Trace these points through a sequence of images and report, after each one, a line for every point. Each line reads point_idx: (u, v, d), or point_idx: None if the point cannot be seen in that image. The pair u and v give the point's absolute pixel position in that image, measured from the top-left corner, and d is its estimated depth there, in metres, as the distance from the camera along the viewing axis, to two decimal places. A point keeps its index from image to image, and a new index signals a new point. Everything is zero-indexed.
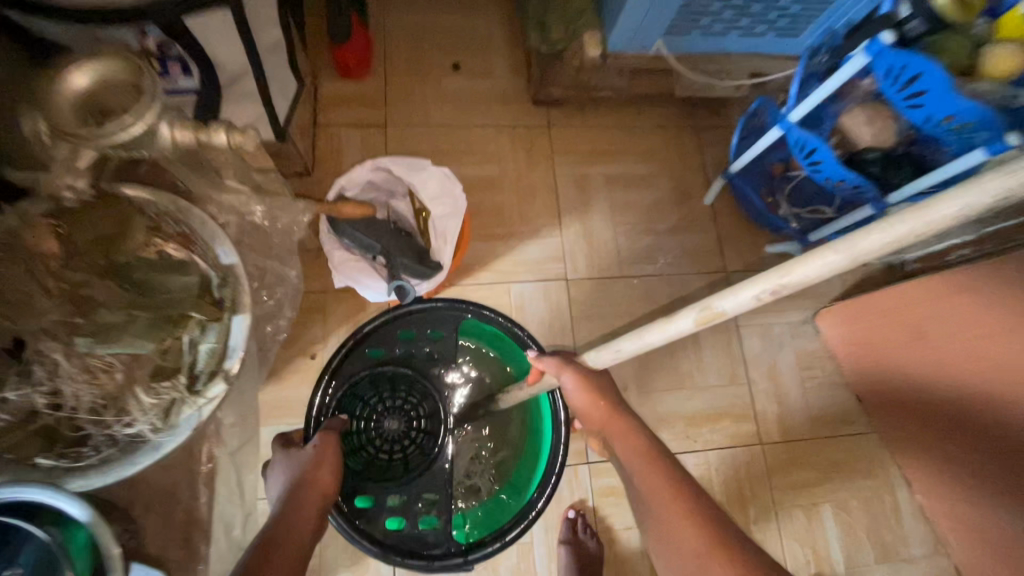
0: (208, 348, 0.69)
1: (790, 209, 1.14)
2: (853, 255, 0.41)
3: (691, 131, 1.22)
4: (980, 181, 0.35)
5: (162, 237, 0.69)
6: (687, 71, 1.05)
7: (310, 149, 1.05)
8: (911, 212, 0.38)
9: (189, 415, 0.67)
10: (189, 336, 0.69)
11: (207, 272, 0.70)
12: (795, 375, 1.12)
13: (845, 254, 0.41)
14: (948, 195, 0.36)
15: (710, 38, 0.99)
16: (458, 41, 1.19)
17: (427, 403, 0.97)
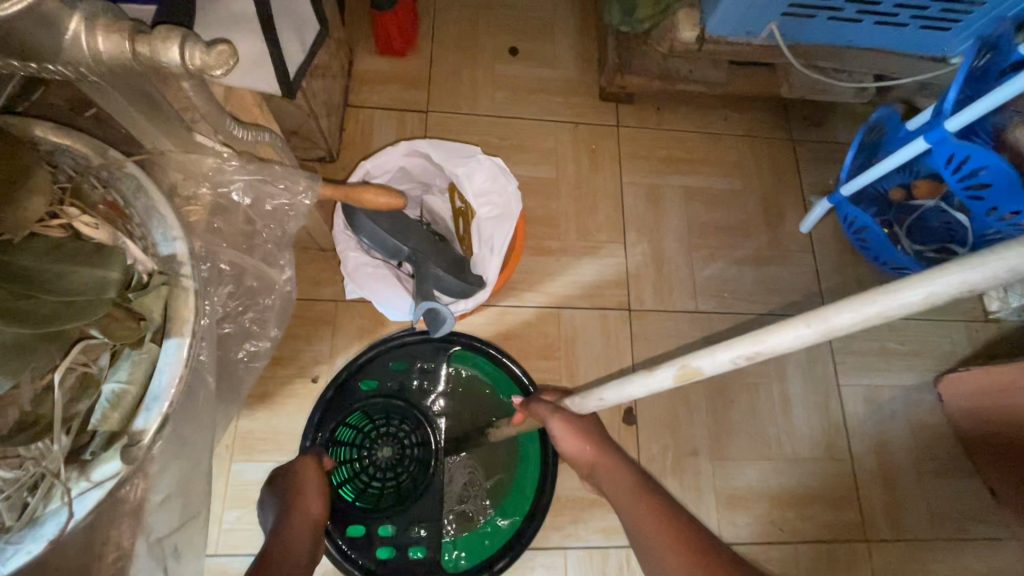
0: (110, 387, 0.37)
1: (910, 246, 0.91)
2: (810, 335, 0.36)
3: (787, 144, 1.02)
4: (950, 269, 0.30)
5: (80, 204, 0.38)
6: (800, 66, 0.85)
7: (337, 132, 0.89)
8: (873, 295, 0.33)
9: (54, 511, 0.34)
10: (93, 365, 0.37)
11: (138, 265, 0.38)
12: (909, 454, 0.89)
13: (816, 329, 0.36)
14: (909, 279, 0.32)
15: (837, 24, 0.79)
16: (518, 24, 1.02)
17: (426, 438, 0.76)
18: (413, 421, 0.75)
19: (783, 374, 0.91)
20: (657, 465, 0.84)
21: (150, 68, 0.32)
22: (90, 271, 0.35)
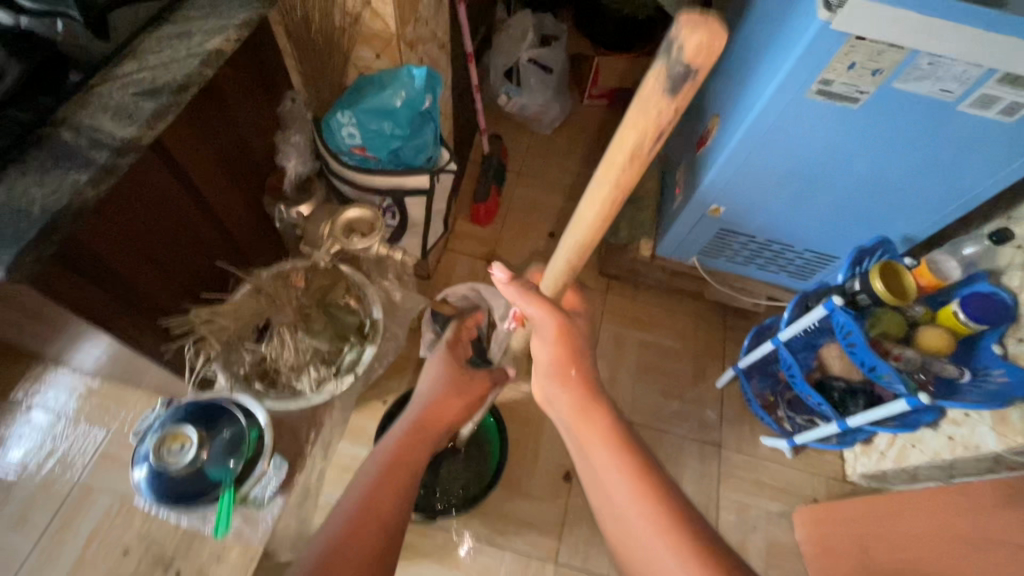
0: (351, 355, 0.90)
1: (786, 412, 1.34)
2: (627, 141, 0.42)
3: (719, 326, 1.52)
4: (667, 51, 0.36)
5: (350, 295, 0.96)
6: (716, 281, 1.39)
7: (435, 263, 1.51)
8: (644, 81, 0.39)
9: (328, 389, 0.85)
10: (347, 348, 0.92)
11: (366, 318, 0.94)
12: (761, 558, 1.24)
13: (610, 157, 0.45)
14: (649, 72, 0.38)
15: (733, 264, 1.35)
16: (560, 219, 1.65)
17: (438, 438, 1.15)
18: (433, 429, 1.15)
19: (680, 478, 1.32)
20: (578, 513, 1.25)
21: (381, 255, 0.94)
22: (353, 318, 0.93)
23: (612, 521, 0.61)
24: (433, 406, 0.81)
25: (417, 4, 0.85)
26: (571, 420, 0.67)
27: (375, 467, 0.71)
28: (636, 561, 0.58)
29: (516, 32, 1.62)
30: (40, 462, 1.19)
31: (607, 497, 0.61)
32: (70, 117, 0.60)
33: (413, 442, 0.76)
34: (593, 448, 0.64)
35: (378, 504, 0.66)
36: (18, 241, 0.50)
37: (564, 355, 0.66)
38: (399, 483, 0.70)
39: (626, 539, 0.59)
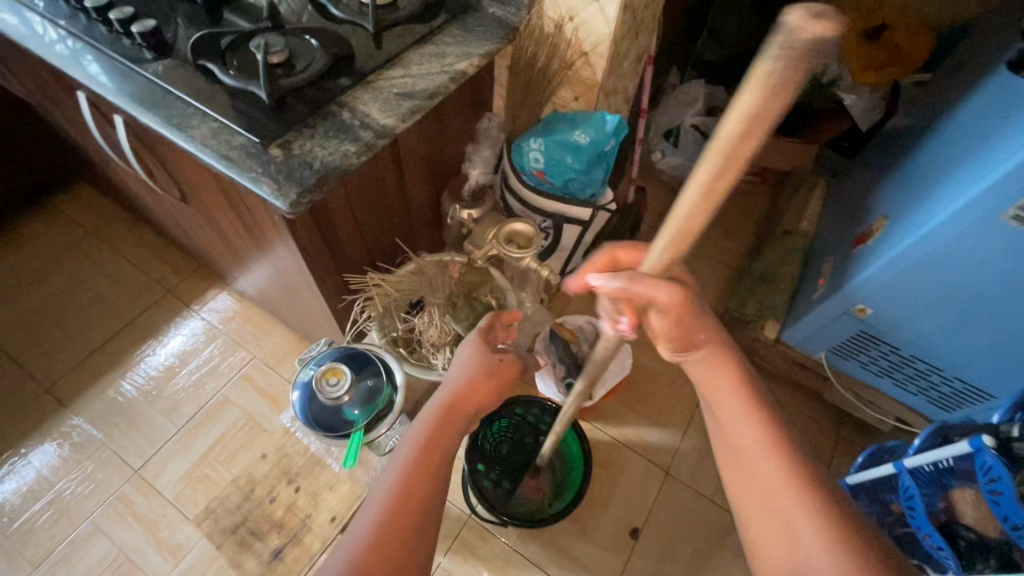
0: None
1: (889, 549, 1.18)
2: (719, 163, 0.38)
3: (832, 433, 1.41)
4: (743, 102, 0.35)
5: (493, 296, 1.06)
6: (840, 385, 1.31)
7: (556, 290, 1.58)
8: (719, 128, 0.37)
9: None
10: None
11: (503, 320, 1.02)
12: None
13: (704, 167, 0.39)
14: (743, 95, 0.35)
15: (865, 372, 1.26)
16: (684, 280, 1.66)
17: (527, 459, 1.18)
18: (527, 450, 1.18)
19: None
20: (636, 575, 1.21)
21: (527, 269, 1.02)
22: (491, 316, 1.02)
23: (734, 469, 0.61)
24: (461, 392, 0.75)
25: (623, 61, 0.94)
26: (697, 375, 0.68)
27: (403, 457, 0.66)
28: (751, 505, 0.58)
29: (686, 98, 1.72)
30: (197, 365, 1.41)
31: (738, 446, 0.61)
32: (349, 100, 0.75)
33: (440, 428, 0.70)
34: (722, 399, 0.64)
35: (407, 501, 0.61)
36: (300, 183, 0.64)
37: (691, 330, 0.63)
38: (429, 476, 0.64)
39: (746, 485, 0.59)
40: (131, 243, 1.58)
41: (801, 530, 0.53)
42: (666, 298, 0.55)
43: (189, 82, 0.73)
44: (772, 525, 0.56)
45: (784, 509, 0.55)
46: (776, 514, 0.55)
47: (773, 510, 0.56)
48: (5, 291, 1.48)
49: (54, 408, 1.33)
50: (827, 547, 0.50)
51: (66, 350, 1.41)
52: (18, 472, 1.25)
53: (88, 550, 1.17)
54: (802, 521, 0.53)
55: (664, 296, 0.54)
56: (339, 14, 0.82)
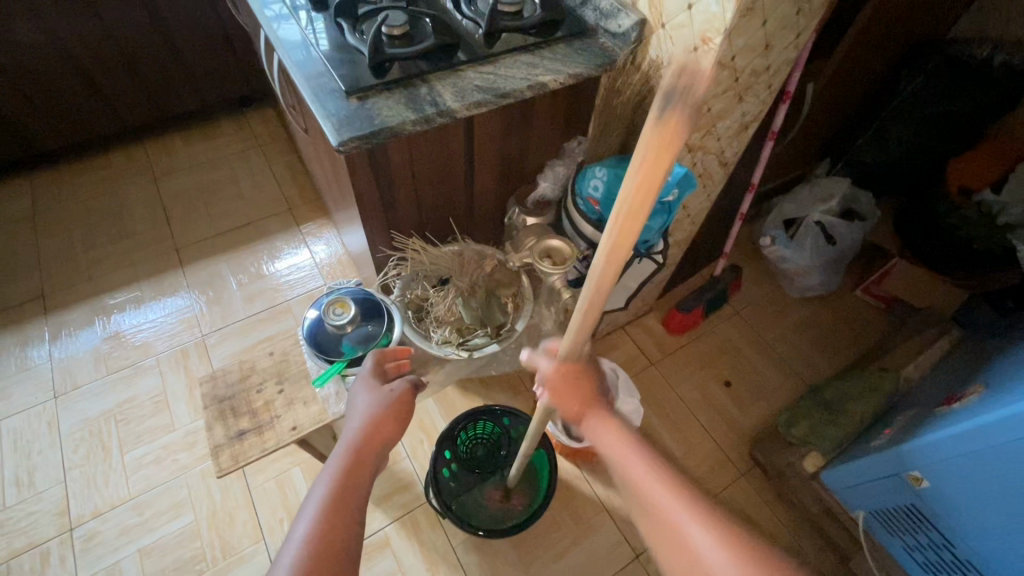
0: (478, 338, 1.03)
1: None
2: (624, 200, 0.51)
3: None
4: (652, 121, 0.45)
5: (512, 301, 1.09)
6: (869, 552, 1.12)
7: (605, 333, 1.55)
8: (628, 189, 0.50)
9: (446, 348, 1.01)
10: (480, 332, 1.05)
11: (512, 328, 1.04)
12: None
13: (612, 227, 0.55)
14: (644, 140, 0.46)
15: (909, 558, 1.03)
16: (747, 376, 1.51)
17: (495, 471, 1.17)
18: (499, 460, 1.18)
19: None
20: None
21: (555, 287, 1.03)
22: (502, 317, 1.05)
23: (643, 519, 0.64)
24: (368, 434, 0.71)
25: (719, 120, 0.91)
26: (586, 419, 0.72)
27: (314, 510, 0.61)
28: (673, 551, 0.61)
29: (823, 192, 1.57)
30: (283, 274, 1.65)
31: (641, 494, 0.64)
32: (434, 80, 0.84)
33: (348, 474, 0.66)
34: (614, 455, 0.69)
35: (319, 559, 0.57)
36: (355, 130, 0.74)
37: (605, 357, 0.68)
38: (341, 529, 0.60)
39: (663, 536, 0.61)
40: (282, 161, 1.90)
41: (712, 552, 0.57)
42: (574, 323, 0.66)
43: (325, 32, 0.89)
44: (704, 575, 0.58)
45: (694, 545, 0.59)
46: (691, 550, 0.59)
47: (683, 543, 0.60)
48: (184, 166, 1.87)
49: (173, 263, 1.65)
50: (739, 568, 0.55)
51: (202, 225, 1.73)
52: (146, 308, 1.55)
53: (144, 378, 1.42)
54: (715, 555, 0.57)
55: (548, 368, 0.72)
56: (466, 11, 0.93)
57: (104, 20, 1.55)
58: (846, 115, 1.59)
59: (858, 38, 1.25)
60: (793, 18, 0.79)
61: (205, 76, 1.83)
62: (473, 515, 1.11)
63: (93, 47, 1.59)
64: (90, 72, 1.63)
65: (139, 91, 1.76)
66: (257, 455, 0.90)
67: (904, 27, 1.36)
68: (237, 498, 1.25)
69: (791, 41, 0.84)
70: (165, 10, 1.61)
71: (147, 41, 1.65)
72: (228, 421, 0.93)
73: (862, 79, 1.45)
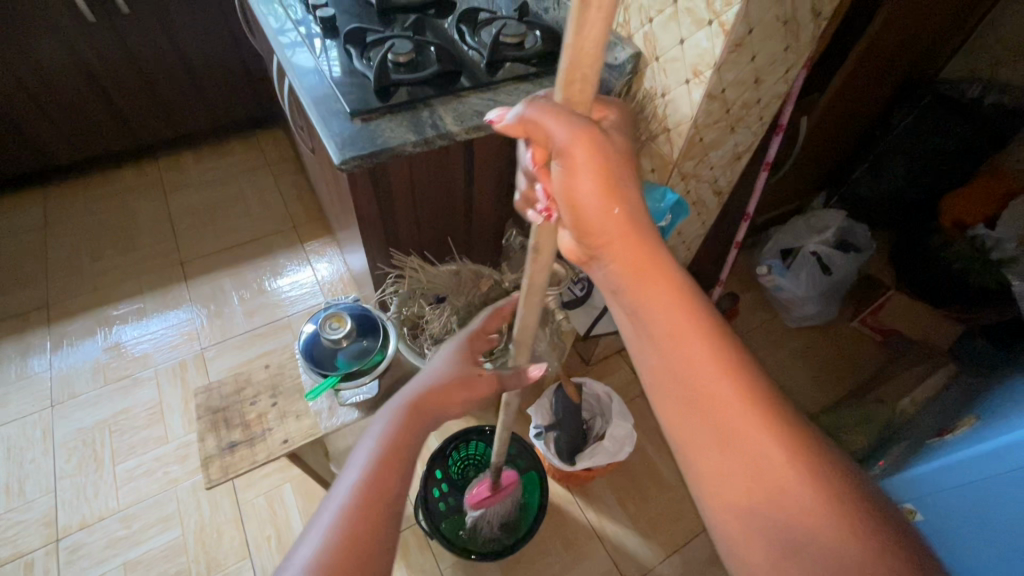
0: None
1: None
2: None
3: None
4: None
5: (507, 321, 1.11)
6: None
7: (601, 357, 1.55)
8: None
9: None
10: None
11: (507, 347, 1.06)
12: None
13: None
14: None
15: None
16: None
17: None
18: None
19: None
20: None
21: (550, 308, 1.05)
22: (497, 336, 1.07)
23: (687, 418, 0.51)
24: (430, 392, 0.68)
25: (712, 149, 0.94)
26: (625, 284, 0.53)
27: (352, 489, 0.56)
28: (727, 470, 0.48)
29: (818, 224, 1.59)
30: (284, 290, 1.67)
31: (692, 392, 0.50)
32: (436, 104, 0.87)
33: (392, 456, 0.60)
34: (664, 345, 0.52)
35: (369, 514, 0.54)
36: (357, 149, 0.77)
37: (616, 189, 0.50)
38: (378, 517, 0.54)
39: (721, 447, 0.48)
40: (289, 180, 1.95)
41: (783, 477, 0.46)
42: (570, 137, 0.47)
43: (335, 58, 0.93)
44: (767, 504, 0.46)
45: (766, 461, 0.47)
46: (757, 467, 0.47)
47: (745, 457, 0.47)
48: (194, 182, 1.92)
49: (177, 277, 1.67)
50: (820, 504, 0.44)
51: (207, 240, 1.77)
52: (147, 320, 1.57)
53: (141, 389, 1.43)
54: (792, 480, 0.46)
55: (563, 136, 0.48)
56: (471, 42, 0.98)
57: (125, 41, 1.62)
58: (841, 149, 1.63)
59: (850, 75, 1.30)
60: (782, 54, 0.83)
61: (219, 97, 1.90)
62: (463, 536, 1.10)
63: (113, 66, 1.66)
64: (108, 89, 1.70)
65: (154, 109, 1.82)
66: (246, 467, 0.90)
67: (895, 66, 1.41)
68: (226, 513, 1.24)
69: (781, 75, 0.87)
70: (185, 32, 1.69)
71: (165, 61, 1.72)
72: (220, 433, 0.94)
73: (856, 115, 1.49)
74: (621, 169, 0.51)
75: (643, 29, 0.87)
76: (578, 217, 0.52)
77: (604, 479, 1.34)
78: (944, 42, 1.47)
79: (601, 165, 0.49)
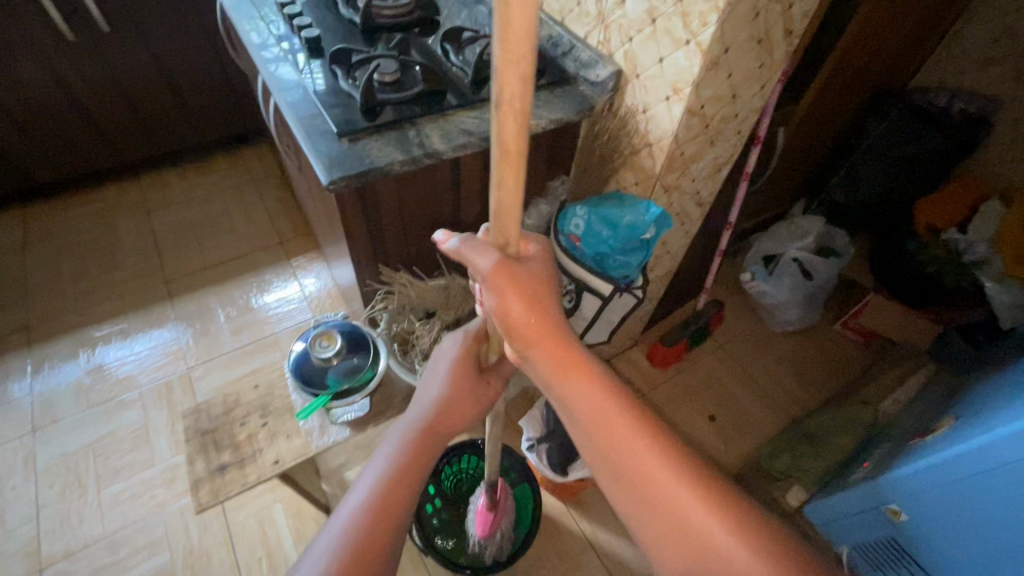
0: None
1: None
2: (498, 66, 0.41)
3: None
4: None
5: None
6: None
7: None
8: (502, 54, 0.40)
9: None
10: None
11: None
12: None
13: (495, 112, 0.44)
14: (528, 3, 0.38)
15: None
16: (730, 410, 1.53)
17: None
18: None
19: None
20: None
21: None
22: None
23: (622, 491, 0.53)
24: (439, 411, 0.71)
25: (692, 163, 0.97)
26: (553, 374, 0.56)
27: (372, 482, 0.61)
28: (660, 536, 0.51)
29: (798, 230, 1.63)
30: (272, 307, 1.66)
31: (622, 463, 0.53)
32: (423, 123, 0.88)
33: (411, 454, 0.65)
34: (587, 416, 0.54)
35: (378, 528, 0.57)
36: (345, 169, 0.78)
37: (540, 308, 0.55)
38: (396, 508, 0.60)
39: (651, 515, 0.51)
40: (274, 196, 1.94)
41: (714, 535, 0.48)
42: (490, 267, 0.54)
43: (320, 78, 0.94)
44: (698, 556, 0.48)
45: (691, 523, 0.49)
46: (684, 530, 0.49)
47: (673, 524, 0.50)
48: (177, 200, 1.90)
49: (161, 296, 1.65)
50: (743, 547, 0.47)
51: (192, 258, 1.75)
52: (131, 340, 1.55)
53: (126, 412, 1.40)
54: (716, 533, 0.48)
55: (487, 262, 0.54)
56: (455, 61, 0.99)
57: (106, 59, 1.61)
58: (818, 157, 1.67)
59: (824, 87, 1.34)
60: (757, 71, 0.86)
61: (203, 113, 1.89)
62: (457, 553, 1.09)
63: (93, 84, 1.64)
64: (89, 107, 1.68)
65: (136, 127, 1.80)
66: (237, 490, 0.89)
67: (867, 77, 1.46)
68: (215, 536, 1.22)
69: (757, 91, 0.90)
70: (167, 50, 1.68)
71: (147, 79, 1.71)
72: (210, 455, 0.93)
73: (831, 124, 1.54)
74: (543, 288, 0.56)
75: (623, 47, 0.89)
76: (512, 328, 0.56)
77: (597, 489, 1.35)
78: (912, 53, 1.52)
79: (524, 285, 0.55)
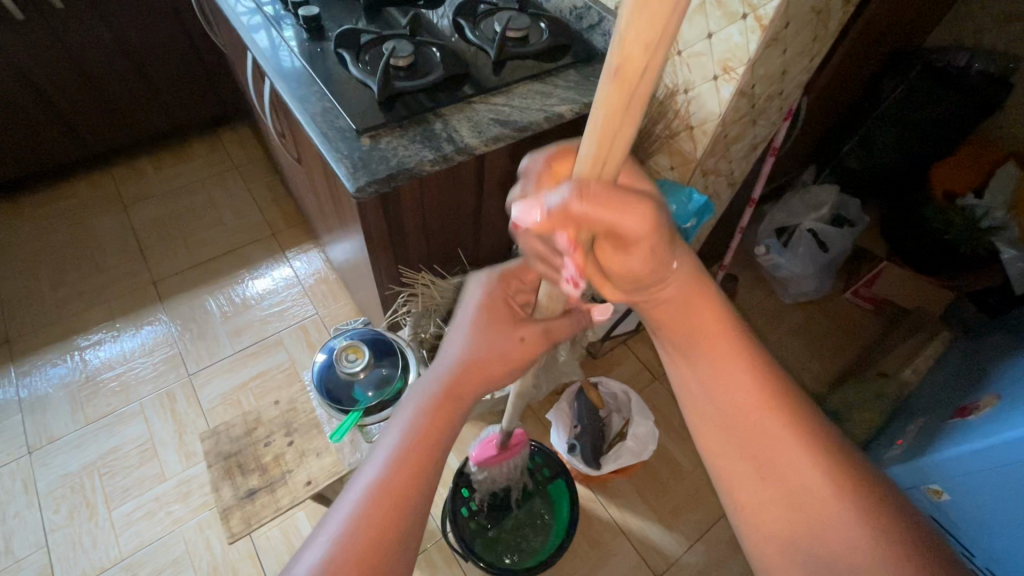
0: None
1: None
2: None
3: None
4: None
5: None
6: None
7: (607, 349, 1.53)
8: None
9: None
10: None
11: None
12: None
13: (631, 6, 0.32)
14: None
15: None
16: None
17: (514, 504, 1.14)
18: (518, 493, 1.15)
19: None
20: None
21: None
22: None
23: (730, 453, 0.53)
24: (467, 370, 0.55)
25: (733, 144, 0.91)
26: (671, 325, 0.57)
27: (384, 457, 0.49)
28: (769, 507, 0.49)
29: (813, 200, 1.58)
30: (270, 303, 1.56)
31: (739, 422, 0.52)
32: (448, 114, 0.80)
33: (431, 421, 0.51)
34: (707, 367, 0.55)
35: (378, 526, 0.45)
36: (372, 173, 0.70)
37: (661, 260, 0.50)
38: (411, 492, 0.48)
39: (764, 480, 0.50)
40: (261, 183, 1.82)
41: (836, 516, 0.46)
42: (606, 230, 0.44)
43: (325, 64, 0.84)
44: (805, 533, 0.47)
45: (809, 496, 0.47)
46: (800, 505, 0.48)
47: (788, 494, 0.48)
48: (156, 193, 1.76)
49: (150, 298, 1.55)
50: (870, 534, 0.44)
51: (178, 255, 1.64)
52: (123, 347, 1.45)
53: (128, 425, 1.33)
54: (835, 509, 0.46)
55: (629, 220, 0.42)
56: (471, 37, 0.89)
57: (62, 42, 1.45)
58: (831, 123, 1.62)
59: (848, 52, 1.27)
60: (809, 44, 0.79)
61: (174, 96, 1.74)
62: (495, 553, 1.09)
63: (51, 70, 1.48)
64: (47, 94, 1.52)
65: (101, 113, 1.65)
66: (269, 518, 0.84)
67: (888, 38, 1.39)
68: (240, 550, 1.18)
69: (805, 65, 0.84)
70: (129, 27, 1.52)
71: (110, 60, 1.55)
72: (236, 480, 0.88)
73: (848, 90, 1.48)
74: (672, 238, 0.50)
75: None
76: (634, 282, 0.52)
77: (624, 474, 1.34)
78: (931, 11, 1.46)
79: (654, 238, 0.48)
